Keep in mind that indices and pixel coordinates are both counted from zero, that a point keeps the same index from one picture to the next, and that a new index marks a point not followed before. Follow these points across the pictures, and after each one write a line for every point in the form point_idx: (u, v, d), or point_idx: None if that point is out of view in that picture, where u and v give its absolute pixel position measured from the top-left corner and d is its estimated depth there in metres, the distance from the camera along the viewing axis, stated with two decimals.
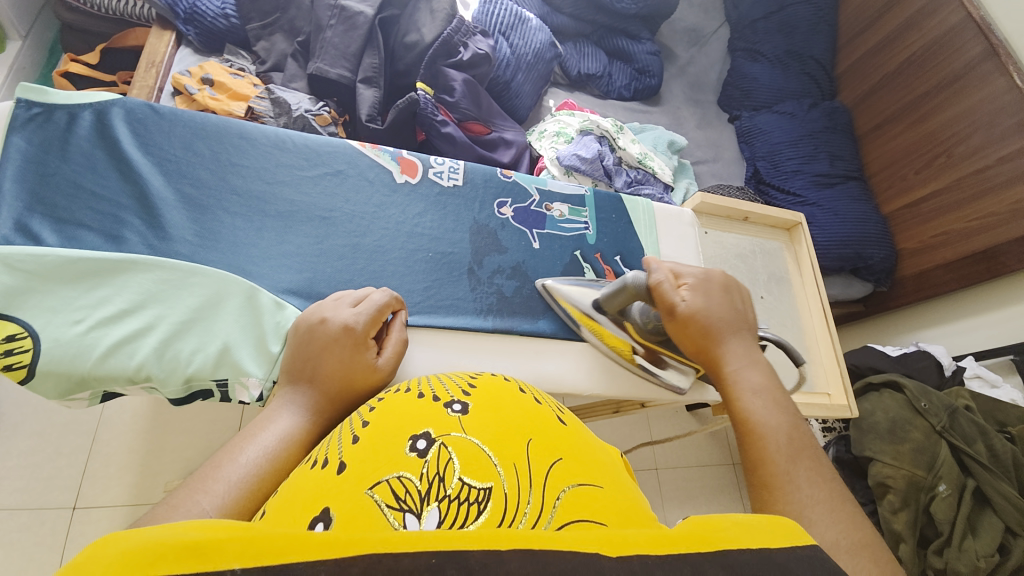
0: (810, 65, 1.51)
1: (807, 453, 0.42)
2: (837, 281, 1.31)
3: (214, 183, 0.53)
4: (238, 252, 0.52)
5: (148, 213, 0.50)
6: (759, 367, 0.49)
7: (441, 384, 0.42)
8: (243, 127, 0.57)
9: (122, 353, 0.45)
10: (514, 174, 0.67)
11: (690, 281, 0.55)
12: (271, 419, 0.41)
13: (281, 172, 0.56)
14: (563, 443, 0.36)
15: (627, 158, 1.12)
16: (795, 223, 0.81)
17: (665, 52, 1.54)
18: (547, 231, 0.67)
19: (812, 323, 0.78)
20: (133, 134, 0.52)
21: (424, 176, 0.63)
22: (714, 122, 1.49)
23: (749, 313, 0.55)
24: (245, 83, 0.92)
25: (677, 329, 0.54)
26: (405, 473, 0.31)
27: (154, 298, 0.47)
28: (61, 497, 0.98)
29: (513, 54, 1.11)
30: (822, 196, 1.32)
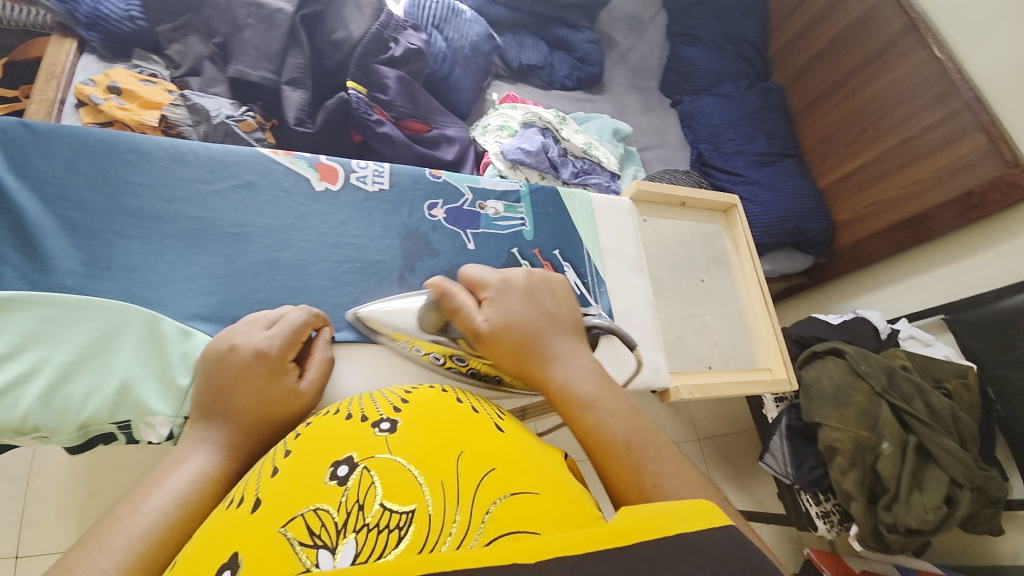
0: (744, 47, 1.55)
1: (647, 447, 0.39)
2: (780, 256, 1.37)
3: (104, 205, 0.49)
4: (139, 279, 0.48)
5: (23, 243, 0.45)
6: (583, 368, 0.45)
7: (373, 402, 0.40)
8: (136, 139, 0.52)
9: (0, 405, 0.40)
10: (444, 174, 0.65)
11: (489, 296, 0.50)
12: (181, 459, 0.39)
13: (184, 188, 0.52)
14: (499, 451, 0.35)
15: (572, 149, 1.11)
16: (731, 205, 0.83)
17: (606, 40, 1.55)
18: (482, 231, 0.65)
19: (752, 301, 0.80)
20: (2, 154, 0.46)
21: (346, 182, 0.59)
22: (656, 108, 1.51)
23: (561, 312, 0.50)
24: (158, 89, 0.85)
25: (493, 352, 0.48)
26: (323, 505, 0.30)
27: (36, 339, 0.42)
28: (0, 547, 0.90)
29: (449, 48, 1.08)
30: (762, 174, 1.36)
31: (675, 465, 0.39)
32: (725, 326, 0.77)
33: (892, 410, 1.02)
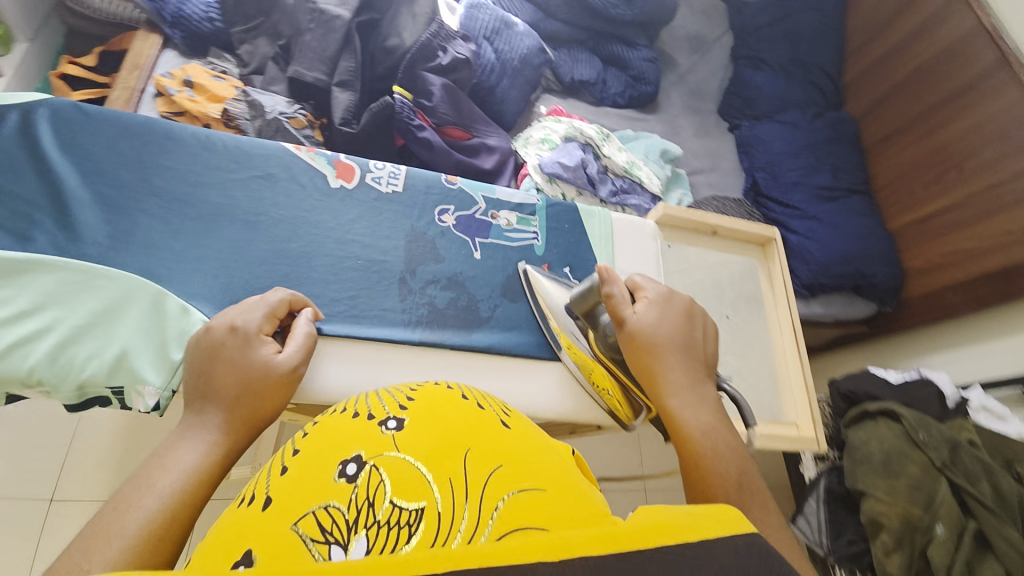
0: (815, 73, 1.46)
1: (757, 499, 0.40)
2: (836, 299, 1.24)
3: (136, 184, 0.53)
4: (154, 255, 0.51)
5: (60, 213, 0.49)
6: (704, 399, 0.47)
7: (380, 399, 0.39)
8: (172, 127, 0.56)
9: (15, 356, 0.43)
10: (460, 181, 0.65)
11: (648, 295, 0.55)
12: (179, 443, 0.39)
13: (208, 174, 0.55)
14: (506, 448, 0.34)
15: (612, 166, 1.09)
16: (769, 239, 0.77)
17: (665, 60, 1.52)
18: (491, 240, 0.64)
19: (783, 345, 0.74)
20: (56, 133, 0.51)
21: (362, 181, 0.60)
22: (712, 132, 1.45)
23: (707, 341, 0.53)
24: (225, 85, 0.92)
25: (625, 346, 0.52)
26: (334, 502, 0.29)
27: (55, 299, 0.46)
28: (37, 490, 0.99)
29: (498, 59, 1.10)
30: (823, 210, 1.26)
31: (775, 519, 0.39)
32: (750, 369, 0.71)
33: (951, 489, 0.89)
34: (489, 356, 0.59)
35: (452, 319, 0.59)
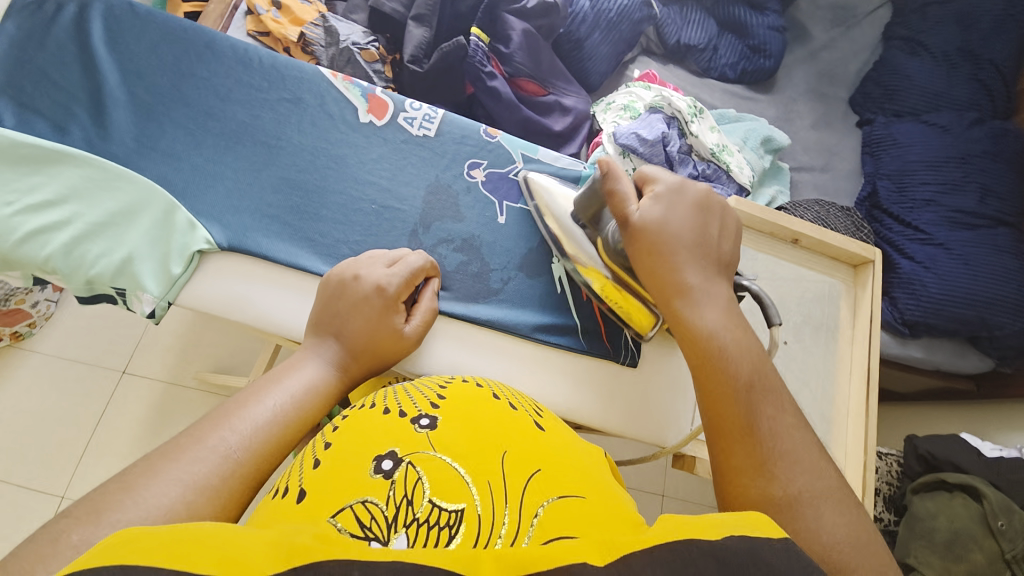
0: (985, 70, 1.15)
1: (769, 398, 0.38)
2: (942, 347, 1.05)
3: (169, 90, 0.52)
4: (172, 164, 0.50)
5: (96, 110, 0.50)
6: (720, 298, 0.44)
7: (409, 395, 0.38)
8: (215, 37, 0.54)
9: (35, 242, 0.45)
10: (500, 135, 0.58)
11: (657, 189, 0.49)
12: (297, 364, 0.42)
13: (239, 91, 0.53)
14: (544, 452, 0.33)
15: (699, 147, 0.95)
16: (866, 260, 0.64)
17: (796, 32, 1.30)
18: (519, 207, 0.57)
19: (849, 391, 0.61)
20: (107, 32, 0.52)
21: (393, 120, 0.56)
22: (835, 124, 1.23)
23: (723, 241, 0.48)
24: (310, 9, 0.91)
25: (630, 245, 0.48)
26: (370, 498, 0.29)
27: (78, 195, 0.47)
28: (114, 361, 1.16)
29: (593, 8, 0.99)
30: (955, 237, 1.02)
31: (792, 418, 0.38)
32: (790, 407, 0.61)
33: None
34: (486, 332, 0.53)
35: (458, 285, 0.54)
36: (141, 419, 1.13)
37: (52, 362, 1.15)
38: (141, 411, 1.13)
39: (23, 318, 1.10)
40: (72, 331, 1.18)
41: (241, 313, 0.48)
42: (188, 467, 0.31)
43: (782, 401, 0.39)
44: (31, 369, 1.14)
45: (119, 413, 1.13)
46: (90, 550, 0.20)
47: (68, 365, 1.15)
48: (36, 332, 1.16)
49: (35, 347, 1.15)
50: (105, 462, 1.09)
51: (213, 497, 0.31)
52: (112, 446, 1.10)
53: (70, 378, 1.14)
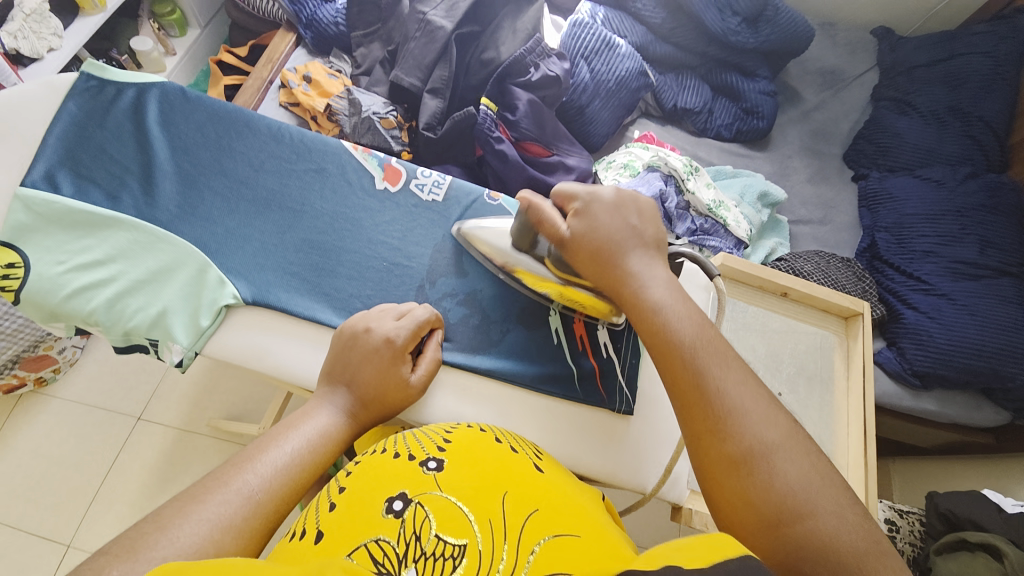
0: (977, 126, 1.19)
1: (717, 355, 0.44)
2: (957, 399, 1.03)
3: (209, 163, 0.58)
4: (207, 229, 0.55)
5: (146, 180, 0.56)
6: (658, 278, 0.49)
7: (417, 441, 0.44)
8: (252, 116, 0.61)
9: (82, 298, 0.50)
10: (502, 198, 0.63)
11: (577, 203, 0.52)
12: (311, 412, 0.45)
13: (272, 163, 0.59)
14: (538, 495, 0.39)
15: (696, 204, 1.00)
16: (855, 313, 0.65)
17: (788, 94, 1.38)
18: None
19: (848, 443, 0.61)
20: (160, 113, 0.59)
21: (406, 185, 0.61)
22: (831, 179, 1.28)
23: (646, 227, 0.52)
24: (336, 83, 1.02)
25: (572, 257, 0.52)
26: (383, 536, 0.34)
27: (123, 255, 0.52)
28: (130, 408, 1.20)
29: (593, 79, 1.07)
30: (959, 288, 1.03)
31: (739, 375, 0.43)
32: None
33: None
34: (489, 382, 0.55)
35: (462, 336, 0.57)
36: (151, 467, 1.14)
37: (71, 408, 1.18)
38: (152, 457, 1.15)
39: (49, 364, 1.15)
40: (93, 377, 1.22)
41: (260, 363, 0.52)
42: (216, 508, 0.35)
43: (729, 353, 0.44)
44: (51, 414, 1.17)
45: (131, 459, 1.14)
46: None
47: (86, 411, 1.18)
48: (60, 378, 1.21)
49: (55, 393, 1.19)
50: (113, 510, 1.10)
51: (237, 536, 0.35)
52: (122, 494, 1.11)
53: (87, 424, 1.17)
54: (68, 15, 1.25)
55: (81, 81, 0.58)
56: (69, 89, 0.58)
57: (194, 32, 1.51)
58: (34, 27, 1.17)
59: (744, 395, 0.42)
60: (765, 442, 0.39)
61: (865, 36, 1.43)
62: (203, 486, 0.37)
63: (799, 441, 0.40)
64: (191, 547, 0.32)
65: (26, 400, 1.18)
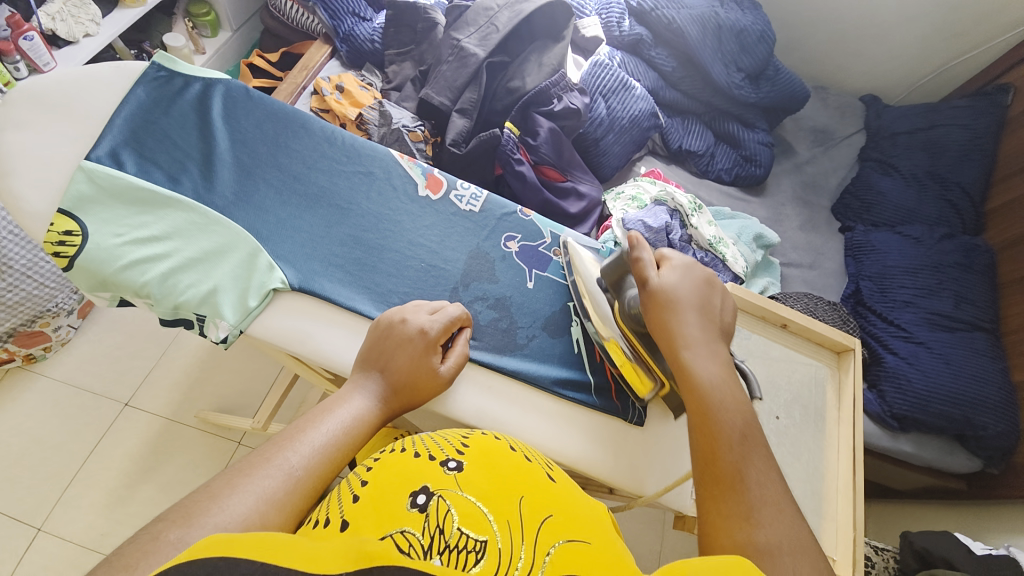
0: (954, 191, 1.29)
1: (760, 454, 0.44)
2: (931, 443, 1.09)
3: (266, 157, 0.61)
4: (260, 217, 0.57)
5: (206, 167, 0.58)
6: (721, 357, 0.50)
7: (436, 443, 0.45)
8: (309, 119, 0.65)
9: (137, 270, 0.52)
10: (533, 215, 0.67)
11: (673, 262, 0.55)
12: (347, 397, 0.48)
13: (323, 162, 0.62)
14: (553, 500, 0.40)
15: (698, 238, 1.06)
16: (847, 348, 0.70)
17: (784, 146, 1.48)
18: (547, 275, 0.65)
19: (838, 468, 0.65)
20: (224, 106, 0.62)
21: (445, 195, 0.65)
22: (820, 228, 1.36)
23: (725, 311, 0.54)
24: (367, 95, 1.08)
25: (646, 305, 0.53)
26: (408, 528, 0.36)
27: (179, 234, 0.54)
28: (119, 394, 1.21)
29: (609, 115, 1.14)
30: (935, 338, 1.10)
31: (771, 477, 0.43)
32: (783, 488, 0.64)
33: None
34: (511, 385, 0.58)
35: (488, 340, 0.59)
36: (132, 454, 1.15)
37: (58, 388, 1.19)
38: (135, 445, 1.16)
39: (42, 342, 1.16)
40: (84, 359, 1.23)
41: (301, 345, 0.54)
42: (261, 482, 0.38)
43: (769, 457, 0.45)
44: (35, 392, 1.18)
45: (113, 445, 1.16)
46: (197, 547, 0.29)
47: (74, 393, 1.19)
48: (50, 357, 1.21)
49: (44, 372, 1.20)
50: (89, 496, 1.10)
51: (280, 509, 0.37)
52: (101, 480, 1.12)
53: (74, 405, 1.18)
54: (109, 5, 1.29)
55: (152, 70, 0.62)
56: (139, 75, 0.61)
57: (225, 34, 1.57)
58: (73, 12, 1.21)
59: (769, 491, 0.42)
60: (764, 543, 0.38)
61: (854, 101, 1.56)
62: (249, 463, 0.40)
63: (814, 554, 0.39)
64: (240, 515, 0.35)
65: (12, 376, 1.19)
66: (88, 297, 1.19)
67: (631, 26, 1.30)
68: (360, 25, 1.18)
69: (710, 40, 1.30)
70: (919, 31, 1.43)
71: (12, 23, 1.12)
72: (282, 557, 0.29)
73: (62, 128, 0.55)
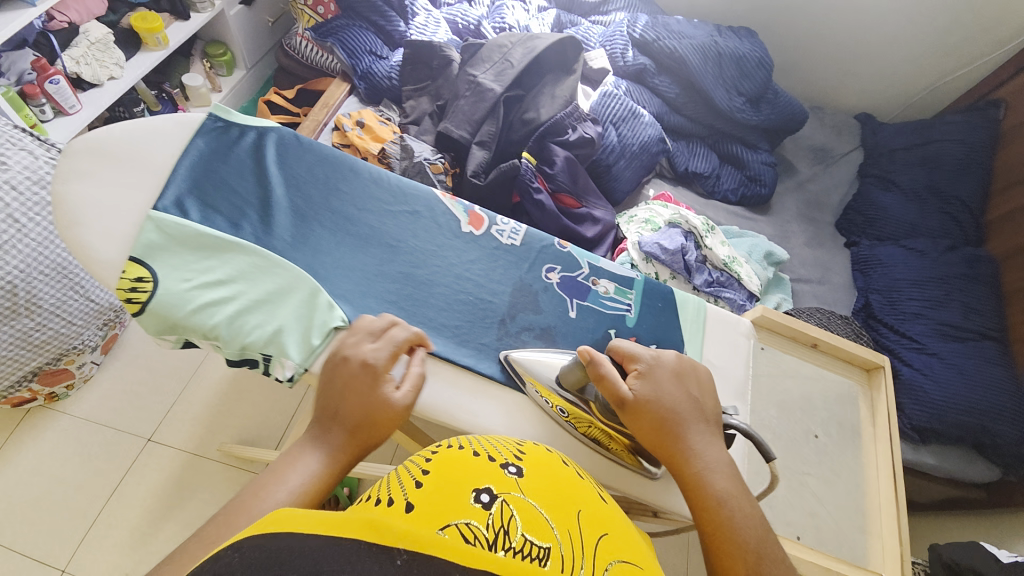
0: (954, 205, 1.33)
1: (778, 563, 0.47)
2: (952, 453, 1.10)
3: (319, 200, 0.63)
4: (317, 258, 0.60)
5: (264, 213, 0.61)
6: (720, 465, 0.53)
7: (491, 448, 0.48)
8: (357, 163, 0.68)
9: (206, 313, 0.54)
10: (570, 246, 0.69)
11: (641, 366, 0.56)
12: (299, 459, 0.46)
13: (373, 203, 0.65)
14: (605, 521, 0.43)
15: (713, 258, 1.09)
16: (877, 365, 0.72)
17: (785, 166, 1.53)
18: (587, 304, 0.66)
19: (878, 485, 0.67)
20: (277, 153, 0.66)
21: (488, 230, 0.68)
22: (826, 243, 1.40)
23: (705, 401, 0.57)
24: (387, 129, 1.12)
25: (628, 418, 0.54)
26: (472, 521, 0.36)
27: (243, 276, 0.57)
28: (141, 429, 1.21)
29: (620, 142, 1.19)
30: (947, 348, 1.13)
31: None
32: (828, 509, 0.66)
33: None
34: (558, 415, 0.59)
35: None
36: (155, 489, 1.15)
37: (80, 426, 1.20)
38: (158, 480, 1.16)
39: (65, 379, 1.17)
40: (107, 396, 1.24)
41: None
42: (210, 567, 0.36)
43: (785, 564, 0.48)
44: (57, 431, 1.19)
45: (136, 482, 1.15)
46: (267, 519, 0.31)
47: (96, 429, 1.20)
48: (72, 394, 1.22)
49: (66, 409, 1.21)
50: (112, 536, 1.10)
51: None
52: (123, 518, 1.11)
53: (96, 442, 1.19)
54: (131, 49, 1.32)
55: (210, 121, 0.65)
56: (198, 127, 0.64)
57: (238, 72, 1.61)
58: (97, 56, 1.25)
59: None
60: None
61: (849, 120, 1.61)
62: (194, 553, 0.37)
63: None
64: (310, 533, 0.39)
65: (33, 415, 1.19)
66: (112, 333, 1.20)
67: (635, 57, 1.36)
68: (377, 63, 1.24)
69: (711, 68, 1.36)
70: (909, 51, 1.50)
71: (38, 67, 1.14)
72: (343, 532, 0.30)
73: (133, 179, 0.59)
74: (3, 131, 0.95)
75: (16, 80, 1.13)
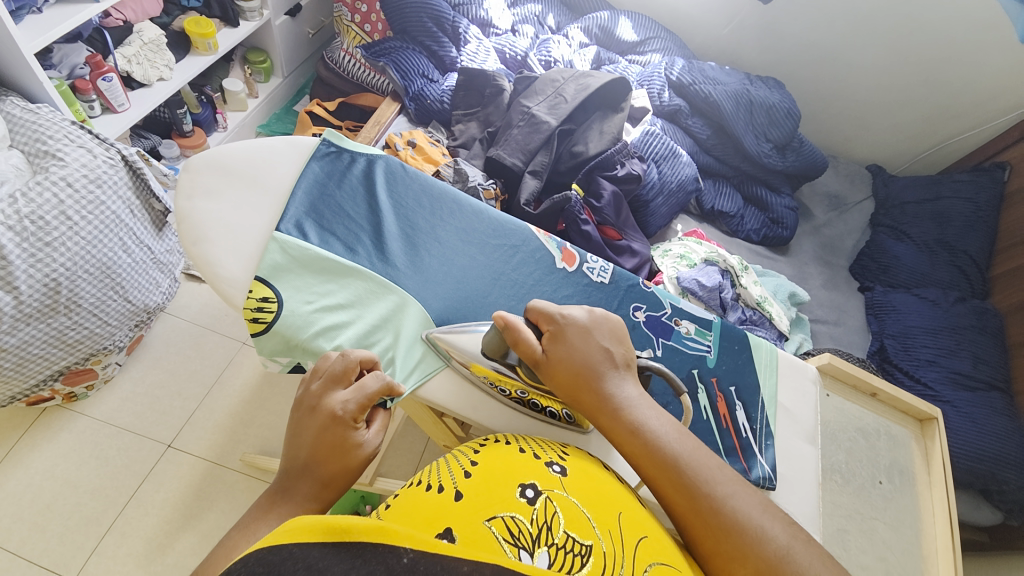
0: (962, 258, 1.41)
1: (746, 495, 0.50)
2: (960, 498, 1.15)
3: (425, 230, 0.73)
4: (426, 284, 0.68)
5: (378, 239, 0.70)
6: (635, 402, 0.55)
7: (538, 447, 0.54)
8: (460, 198, 0.77)
9: (328, 333, 0.62)
10: (654, 286, 0.75)
11: (552, 327, 0.58)
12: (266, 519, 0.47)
13: (476, 236, 0.74)
14: (645, 523, 0.47)
15: (746, 297, 1.14)
16: (930, 417, 0.79)
17: (802, 210, 1.60)
18: (671, 343, 0.71)
19: (934, 529, 0.72)
20: (387, 184, 0.75)
21: (579, 267, 0.75)
22: (841, 286, 1.46)
23: (619, 351, 0.58)
24: (437, 151, 1.15)
25: (546, 375, 0.57)
26: (518, 515, 0.41)
27: (359, 302, 0.65)
28: (161, 434, 1.18)
29: (660, 179, 1.24)
30: (959, 395, 1.19)
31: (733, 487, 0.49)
32: (890, 554, 0.69)
33: None
34: None
35: None
36: (174, 498, 1.12)
37: (97, 429, 1.17)
38: (177, 489, 1.13)
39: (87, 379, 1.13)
40: (127, 399, 1.21)
41: (474, 411, 0.63)
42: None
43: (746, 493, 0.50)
44: (74, 433, 1.15)
45: (154, 489, 1.12)
46: (277, 532, 0.32)
47: (115, 433, 1.17)
48: (90, 395, 1.19)
49: (84, 410, 1.18)
50: (126, 547, 1.06)
51: None
52: (140, 527, 1.08)
53: (114, 446, 1.15)
54: (181, 52, 1.34)
55: (324, 148, 0.76)
56: (314, 155, 0.74)
57: (275, 80, 1.63)
58: (149, 57, 1.27)
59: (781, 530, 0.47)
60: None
61: (861, 170, 1.71)
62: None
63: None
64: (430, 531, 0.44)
65: (50, 414, 1.16)
66: (140, 334, 1.18)
67: (671, 97, 1.43)
68: (429, 87, 1.27)
69: (743, 114, 1.44)
70: (918, 111, 1.60)
71: (92, 63, 1.14)
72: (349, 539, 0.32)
73: (267, 210, 0.69)
74: (61, 127, 0.96)
75: (67, 73, 1.13)
